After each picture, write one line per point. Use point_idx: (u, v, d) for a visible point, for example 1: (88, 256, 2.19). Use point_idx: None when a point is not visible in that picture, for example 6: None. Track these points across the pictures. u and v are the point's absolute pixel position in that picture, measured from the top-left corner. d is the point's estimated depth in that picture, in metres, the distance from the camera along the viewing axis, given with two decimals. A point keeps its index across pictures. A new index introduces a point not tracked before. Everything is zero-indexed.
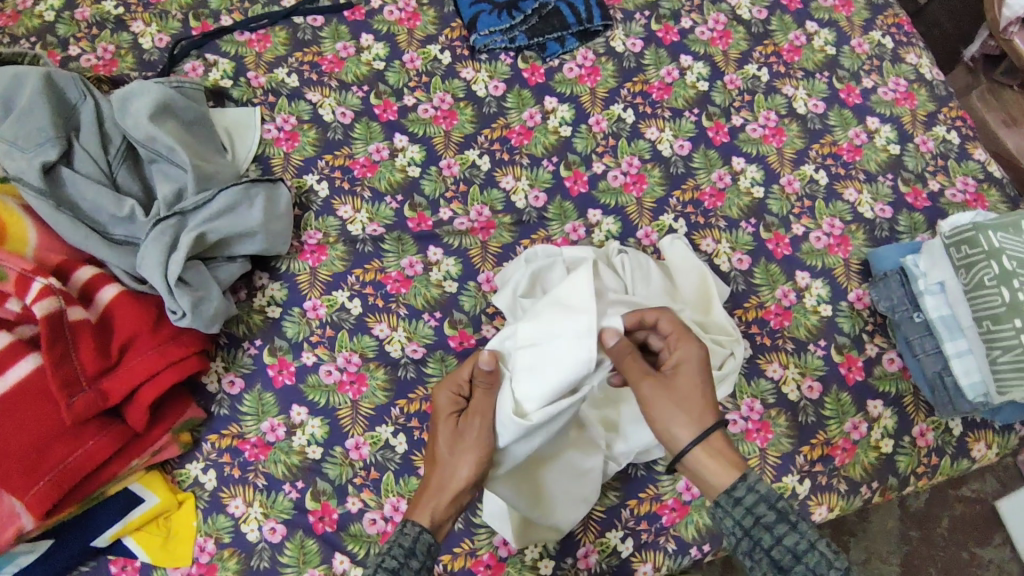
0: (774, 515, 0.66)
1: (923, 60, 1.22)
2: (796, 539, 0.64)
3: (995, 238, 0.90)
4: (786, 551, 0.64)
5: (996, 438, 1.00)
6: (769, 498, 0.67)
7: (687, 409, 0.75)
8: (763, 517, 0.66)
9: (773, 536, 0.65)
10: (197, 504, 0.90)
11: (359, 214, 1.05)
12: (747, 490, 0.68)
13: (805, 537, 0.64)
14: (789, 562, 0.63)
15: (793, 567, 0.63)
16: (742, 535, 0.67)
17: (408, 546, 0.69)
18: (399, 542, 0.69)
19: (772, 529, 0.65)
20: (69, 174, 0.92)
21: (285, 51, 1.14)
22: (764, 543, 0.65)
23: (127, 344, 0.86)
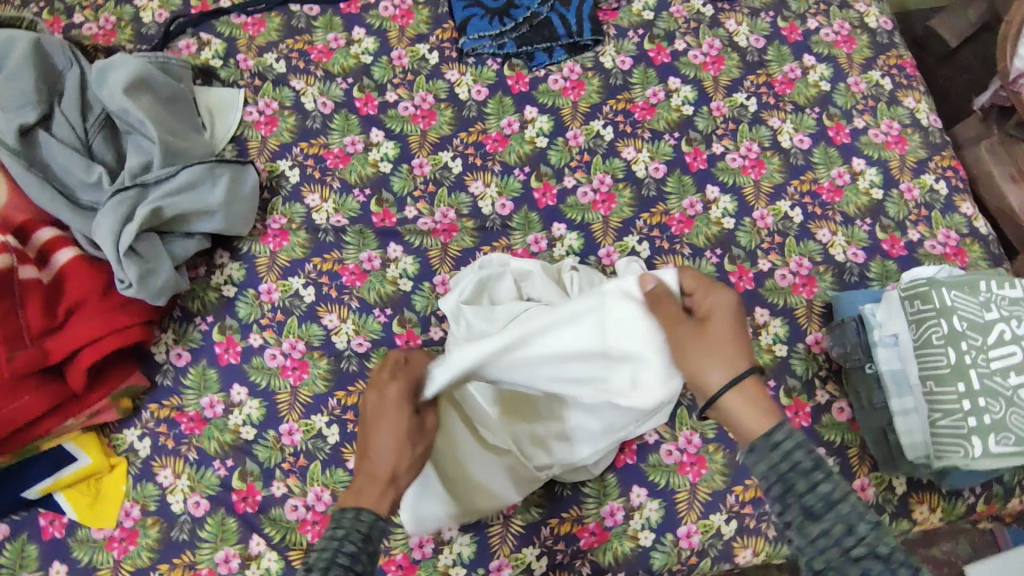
0: (810, 463, 0.59)
1: (921, 105, 1.19)
2: (830, 488, 0.57)
3: (948, 296, 0.89)
4: (818, 499, 0.57)
5: (941, 503, 0.95)
6: (807, 446, 0.60)
7: (724, 354, 0.68)
8: (799, 463, 0.59)
9: (809, 483, 0.57)
10: (129, 469, 0.92)
11: (326, 204, 1.07)
12: (786, 434, 0.61)
13: (842, 488, 0.57)
14: (820, 510, 0.56)
15: (825, 515, 0.56)
16: (774, 479, 0.59)
17: (364, 531, 0.61)
18: (354, 529, 0.61)
19: (808, 475, 0.58)
20: (45, 137, 0.95)
21: (277, 37, 1.16)
22: (797, 488, 0.58)
23: (74, 308, 0.90)
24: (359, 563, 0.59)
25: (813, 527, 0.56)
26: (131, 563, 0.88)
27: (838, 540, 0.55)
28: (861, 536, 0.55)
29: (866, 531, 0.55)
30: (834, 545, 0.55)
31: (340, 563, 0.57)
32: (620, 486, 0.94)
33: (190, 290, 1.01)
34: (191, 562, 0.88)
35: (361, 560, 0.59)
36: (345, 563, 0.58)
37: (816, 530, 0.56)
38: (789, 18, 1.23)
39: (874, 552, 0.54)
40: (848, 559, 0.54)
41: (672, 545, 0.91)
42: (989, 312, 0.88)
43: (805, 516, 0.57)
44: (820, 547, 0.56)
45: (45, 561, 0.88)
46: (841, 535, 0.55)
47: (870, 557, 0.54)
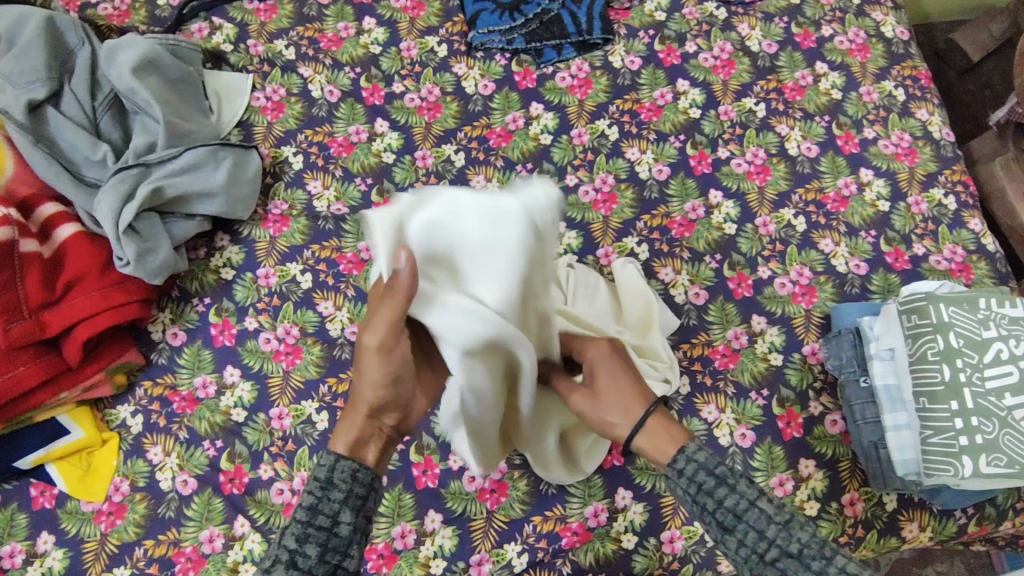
0: (713, 480, 0.61)
1: (934, 117, 1.17)
2: (735, 499, 0.59)
3: (946, 312, 0.87)
4: (727, 513, 0.59)
5: (932, 521, 0.93)
6: (709, 464, 0.62)
7: (618, 399, 0.71)
8: (703, 484, 0.61)
9: (715, 500, 0.59)
10: (120, 444, 0.93)
11: (327, 191, 1.07)
12: (687, 461, 0.63)
13: (746, 497, 0.59)
14: (731, 523, 0.58)
15: (736, 527, 0.58)
16: (691, 502, 0.62)
17: (325, 478, 0.60)
18: (318, 476, 0.60)
19: (712, 494, 0.60)
20: (53, 113, 0.96)
21: (288, 24, 1.17)
22: (708, 508, 0.60)
23: (73, 283, 0.91)
24: (320, 517, 0.58)
25: (731, 540, 0.59)
26: (117, 538, 0.89)
27: (754, 548, 0.57)
28: (771, 539, 0.57)
29: (775, 533, 0.57)
30: (750, 553, 0.57)
31: (299, 519, 0.58)
32: (605, 487, 0.93)
33: (189, 270, 1.02)
34: (176, 539, 0.89)
35: (323, 511, 0.59)
36: (304, 516, 0.58)
37: (733, 543, 0.58)
38: (803, 24, 1.22)
39: (787, 552, 0.56)
40: (766, 565, 0.56)
41: (655, 549, 0.91)
42: (987, 330, 0.87)
43: (721, 531, 0.59)
44: (743, 556, 0.58)
45: (33, 530, 0.89)
46: (753, 543, 0.57)
47: (785, 558, 0.56)
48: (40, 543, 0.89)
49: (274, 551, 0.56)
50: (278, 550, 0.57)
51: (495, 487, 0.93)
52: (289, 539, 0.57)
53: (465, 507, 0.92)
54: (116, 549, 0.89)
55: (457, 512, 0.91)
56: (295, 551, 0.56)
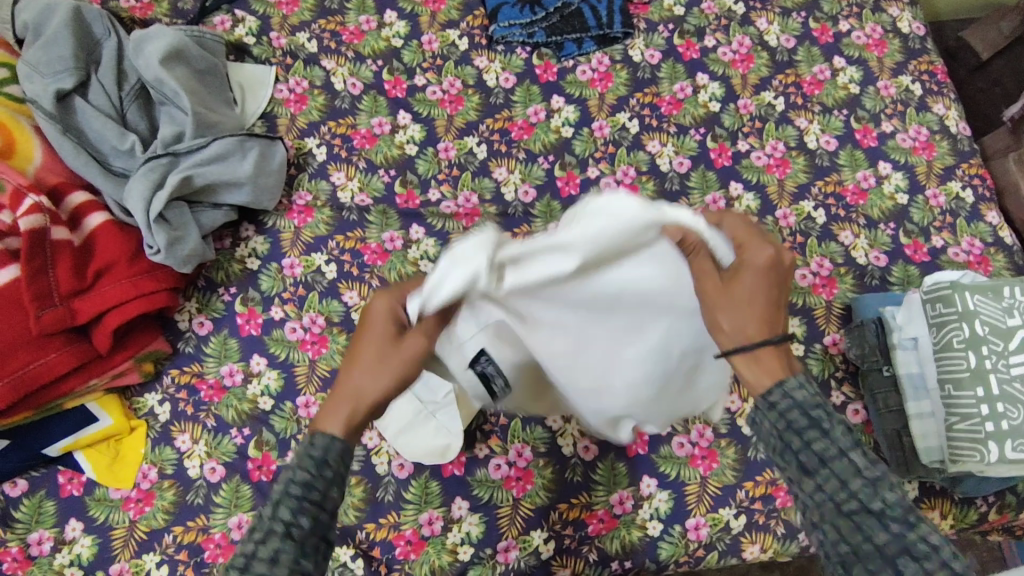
0: (807, 421, 0.55)
1: (951, 112, 1.18)
2: (826, 445, 0.53)
3: (971, 300, 0.88)
4: (812, 455, 0.53)
5: (953, 509, 0.94)
6: (806, 404, 0.56)
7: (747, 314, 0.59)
8: (794, 421, 0.55)
9: (803, 441, 0.54)
10: (148, 432, 0.94)
11: (351, 182, 1.08)
12: (782, 396, 0.56)
13: (838, 443, 0.53)
14: (813, 467, 0.53)
15: (817, 472, 0.53)
16: (774, 437, 0.56)
17: (317, 457, 0.56)
18: (309, 454, 0.56)
19: (803, 434, 0.54)
20: (81, 103, 0.97)
21: (310, 17, 1.18)
22: (792, 446, 0.54)
23: (103, 271, 0.91)
24: (316, 492, 0.54)
25: (807, 484, 0.53)
26: (146, 524, 0.90)
27: (831, 497, 0.52)
28: (854, 491, 0.51)
29: (860, 486, 0.51)
30: (827, 500, 0.52)
31: (292, 494, 0.53)
32: (630, 475, 0.94)
33: (215, 260, 1.02)
34: (205, 526, 0.90)
35: (320, 487, 0.55)
36: (297, 492, 0.54)
37: (809, 487, 0.53)
38: (820, 19, 1.23)
39: (867, 508, 0.51)
40: (841, 515, 0.51)
41: (681, 536, 0.92)
42: (1012, 318, 0.88)
43: (800, 472, 0.54)
44: (815, 502, 0.53)
45: (62, 517, 0.90)
46: (833, 491, 0.52)
47: (865, 513, 0.51)
48: (68, 530, 0.89)
49: (266, 523, 0.52)
50: (270, 522, 0.52)
51: (521, 475, 0.93)
52: (280, 513, 0.53)
53: (492, 494, 0.92)
54: (145, 536, 0.89)
55: (484, 500, 0.92)
56: (288, 524, 0.52)
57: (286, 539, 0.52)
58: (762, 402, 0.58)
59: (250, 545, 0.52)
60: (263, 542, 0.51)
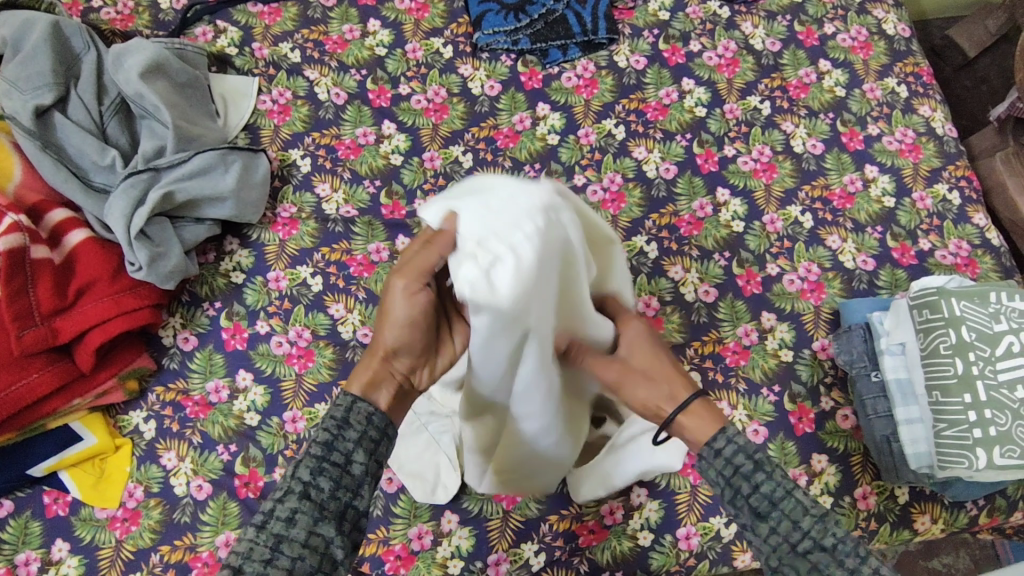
0: (752, 465, 0.58)
1: (937, 113, 1.18)
2: (772, 487, 0.56)
3: (958, 306, 0.88)
4: (763, 498, 0.56)
5: (943, 513, 0.94)
6: (748, 449, 0.59)
7: (656, 385, 0.65)
8: (740, 468, 0.58)
9: (752, 486, 0.57)
10: (133, 450, 0.93)
11: (336, 194, 1.07)
12: (727, 442, 0.59)
13: (783, 484, 0.56)
14: (765, 509, 0.56)
15: (770, 514, 0.56)
16: (722, 487, 0.59)
17: (340, 417, 0.57)
18: (331, 416, 0.58)
19: (750, 479, 0.57)
20: (60, 119, 0.96)
21: (292, 27, 1.17)
22: (743, 492, 0.57)
23: (84, 289, 0.91)
24: (335, 452, 0.55)
25: (763, 527, 0.56)
26: (133, 544, 0.89)
27: (787, 537, 0.55)
28: (805, 530, 0.55)
29: (811, 525, 0.55)
30: (782, 542, 0.55)
31: (312, 454, 0.55)
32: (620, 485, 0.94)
33: (199, 275, 1.01)
34: (192, 544, 0.89)
35: (339, 448, 0.56)
36: (318, 452, 0.55)
37: (765, 529, 0.56)
38: (806, 22, 1.23)
39: (820, 545, 0.54)
40: (797, 555, 0.54)
41: (671, 546, 0.91)
42: (998, 323, 0.88)
43: (754, 517, 0.57)
44: (772, 544, 0.56)
45: (47, 538, 0.89)
46: (787, 531, 0.55)
47: (817, 551, 0.54)
48: (55, 551, 0.88)
49: (284, 482, 0.53)
50: (290, 482, 0.53)
51: None
52: (300, 472, 0.54)
53: (482, 506, 0.92)
54: (131, 556, 0.88)
55: (474, 513, 0.91)
56: (306, 484, 0.53)
57: (304, 498, 0.53)
58: (709, 451, 0.60)
59: (268, 502, 0.53)
60: (282, 500, 0.52)
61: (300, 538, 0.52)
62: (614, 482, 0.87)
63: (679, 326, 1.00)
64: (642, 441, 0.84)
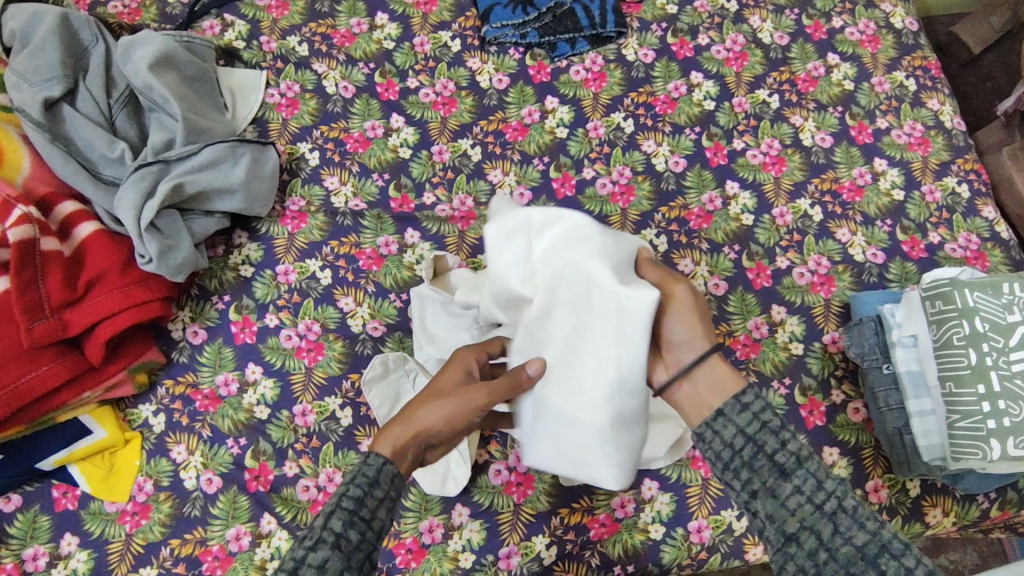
0: (778, 421, 0.61)
1: (946, 107, 1.18)
2: (798, 445, 0.60)
3: (971, 296, 0.88)
4: (789, 455, 0.59)
5: (955, 506, 0.94)
6: (775, 406, 0.62)
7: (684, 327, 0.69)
8: (769, 422, 0.61)
9: (778, 441, 0.60)
10: (143, 444, 0.93)
11: (345, 187, 1.07)
12: (755, 396, 0.62)
13: (810, 445, 0.60)
14: (791, 467, 0.59)
15: (795, 471, 0.58)
16: (742, 444, 0.61)
17: (371, 475, 0.60)
18: (361, 471, 0.60)
19: (778, 433, 0.60)
20: (69, 111, 0.95)
21: (300, 20, 1.17)
22: (768, 448, 0.60)
23: (94, 281, 0.90)
24: (364, 508, 0.58)
25: (786, 487, 0.58)
26: (143, 538, 0.88)
27: (811, 496, 0.57)
28: (831, 490, 0.57)
29: (835, 485, 0.57)
30: (806, 501, 0.57)
31: (344, 507, 0.57)
32: (631, 479, 0.93)
33: (208, 268, 1.01)
34: (203, 538, 0.88)
35: (367, 503, 0.58)
36: (349, 505, 0.57)
37: (787, 490, 0.58)
38: (814, 16, 1.23)
39: (843, 505, 0.56)
40: (823, 514, 0.56)
41: (683, 539, 0.91)
42: (1013, 313, 0.87)
43: (777, 475, 0.59)
44: (793, 505, 0.58)
45: (57, 532, 0.88)
46: (813, 490, 0.57)
47: (841, 511, 0.56)
48: (64, 545, 0.88)
49: (316, 531, 0.55)
50: (320, 532, 0.55)
51: (521, 480, 0.93)
52: (331, 524, 0.55)
53: (493, 500, 0.92)
54: (141, 549, 0.88)
55: (484, 506, 0.91)
56: (337, 536, 0.55)
57: (335, 549, 0.55)
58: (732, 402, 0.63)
59: (299, 550, 0.54)
60: (313, 549, 0.54)
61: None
62: None
63: None
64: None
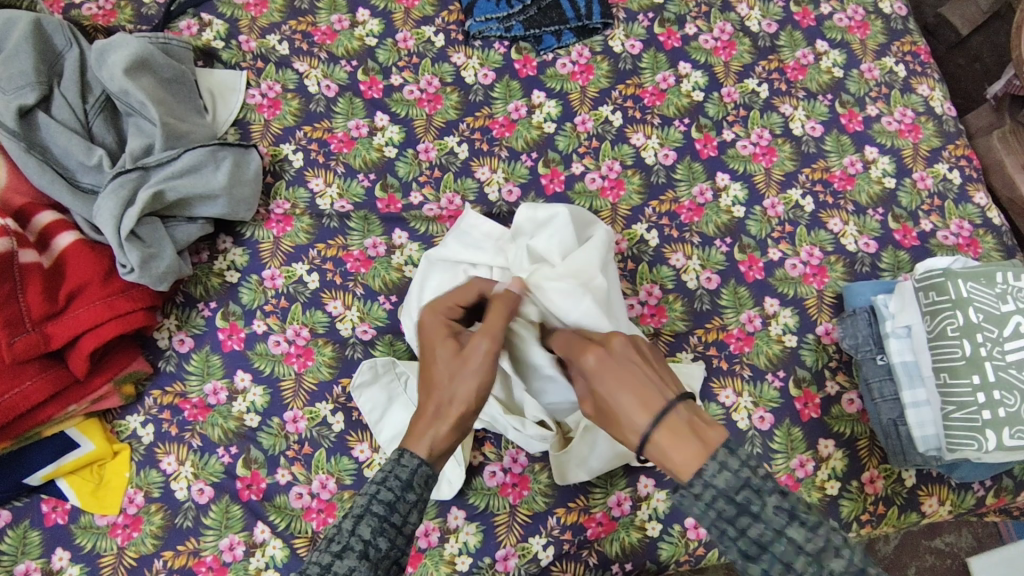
0: (735, 508, 0.60)
1: (936, 92, 1.17)
2: (761, 530, 0.60)
3: (964, 287, 0.88)
4: (751, 542, 0.60)
5: (950, 495, 0.94)
6: (729, 491, 0.60)
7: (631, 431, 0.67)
8: (723, 513, 0.60)
9: (737, 529, 0.60)
10: (132, 455, 0.91)
11: (330, 188, 1.05)
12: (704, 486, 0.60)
13: (771, 527, 0.59)
14: (755, 552, 0.60)
15: (759, 556, 0.60)
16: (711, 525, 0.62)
17: (404, 479, 0.64)
18: (392, 474, 0.64)
19: (735, 523, 0.60)
20: (44, 118, 0.93)
21: (279, 18, 1.14)
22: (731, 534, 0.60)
23: (75, 293, 0.88)
24: (395, 514, 0.62)
25: (754, 567, 0.60)
26: (135, 550, 0.87)
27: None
28: (799, 573, 0.58)
29: (803, 566, 0.58)
30: None
31: (374, 512, 0.61)
32: (627, 476, 0.93)
33: (192, 275, 0.99)
34: (196, 549, 0.87)
35: (398, 511, 0.62)
36: (380, 511, 0.61)
37: (756, 571, 0.60)
38: (802, 2, 1.21)
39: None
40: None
41: (680, 536, 0.91)
42: (1006, 303, 0.87)
43: (745, 558, 0.61)
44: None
45: (47, 547, 0.87)
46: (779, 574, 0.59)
47: None
48: (55, 560, 0.86)
49: (345, 538, 0.60)
50: (349, 539, 0.60)
51: (517, 481, 0.92)
52: (361, 530, 0.60)
53: (488, 502, 0.91)
54: (134, 562, 0.87)
55: (480, 508, 0.90)
56: (366, 543, 0.60)
57: (362, 558, 0.59)
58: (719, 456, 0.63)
59: (327, 556, 0.59)
60: (342, 556, 0.59)
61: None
62: (594, 465, 0.89)
63: (682, 315, 0.99)
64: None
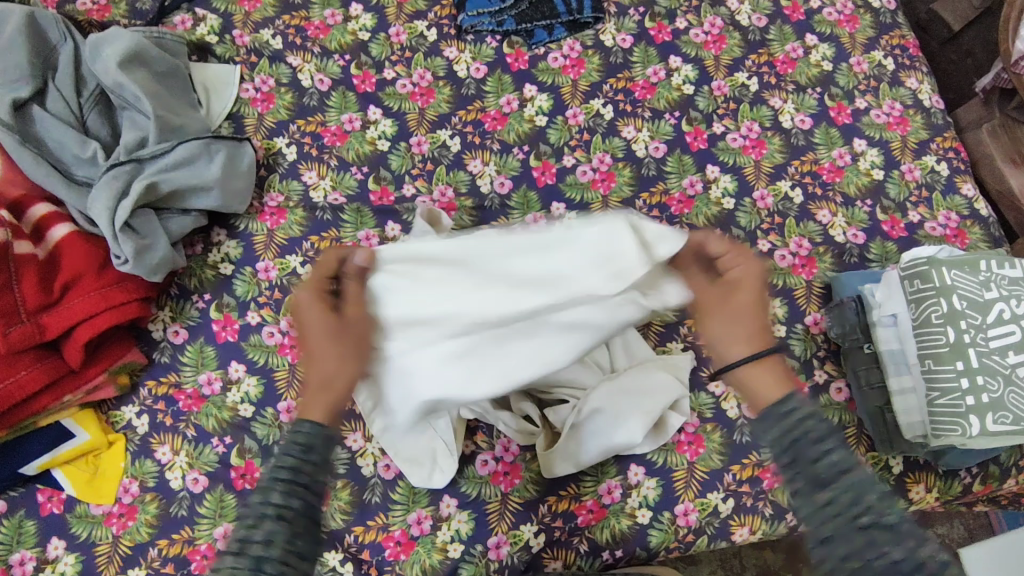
0: None
1: (924, 85, 1.19)
2: None
3: (948, 275, 0.89)
4: None
5: (937, 482, 0.95)
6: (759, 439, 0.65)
7: (741, 328, 0.70)
8: None
9: None
10: (128, 445, 0.92)
11: (323, 181, 1.06)
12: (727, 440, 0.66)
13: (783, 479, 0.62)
14: None
15: None
16: None
17: (311, 444, 0.59)
18: (297, 440, 0.59)
19: None
20: (39, 112, 0.94)
21: (273, 13, 1.15)
22: None
23: (70, 284, 0.89)
24: (304, 476, 0.57)
25: None
26: (130, 539, 0.88)
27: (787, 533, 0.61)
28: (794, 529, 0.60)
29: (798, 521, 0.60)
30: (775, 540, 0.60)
31: (283, 478, 0.56)
32: (617, 464, 0.94)
33: (187, 267, 1.00)
34: (190, 537, 0.88)
35: (307, 470, 0.57)
36: (287, 476, 0.56)
37: (822, 499, 0.59)
38: None
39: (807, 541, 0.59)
40: None
41: (670, 523, 0.92)
42: (988, 291, 0.89)
43: (814, 486, 0.59)
44: None
45: (43, 537, 0.88)
46: None
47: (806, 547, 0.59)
48: (51, 549, 0.87)
49: (258, 508, 0.54)
50: (262, 508, 0.54)
51: (508, 470, 0.93)
52: (272, 497, 0.55)
53: (480, 490, 0.92)
54: (129, 551, 0.88)
55: (471, 497, 0.91)
56: (278, 508, 0.54)
57: (278, 523, 0.54)
58: None
59: (243, 530, 0.53)
60: (258, 527, 0.53)
61: (280, 558, 0.53)
62: (581, 459, 0.90)
63: None
64: (614, 420, 0.88)
